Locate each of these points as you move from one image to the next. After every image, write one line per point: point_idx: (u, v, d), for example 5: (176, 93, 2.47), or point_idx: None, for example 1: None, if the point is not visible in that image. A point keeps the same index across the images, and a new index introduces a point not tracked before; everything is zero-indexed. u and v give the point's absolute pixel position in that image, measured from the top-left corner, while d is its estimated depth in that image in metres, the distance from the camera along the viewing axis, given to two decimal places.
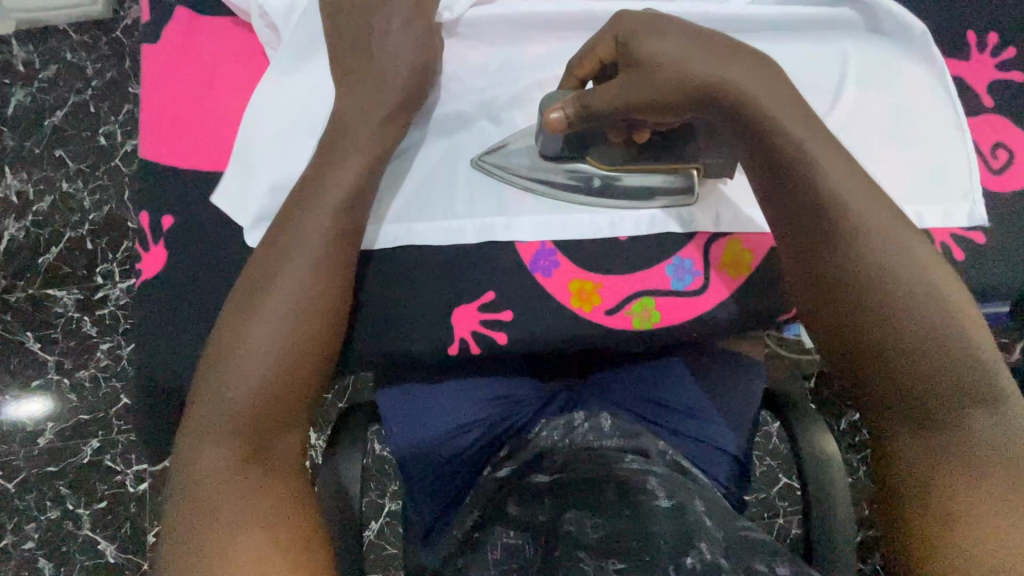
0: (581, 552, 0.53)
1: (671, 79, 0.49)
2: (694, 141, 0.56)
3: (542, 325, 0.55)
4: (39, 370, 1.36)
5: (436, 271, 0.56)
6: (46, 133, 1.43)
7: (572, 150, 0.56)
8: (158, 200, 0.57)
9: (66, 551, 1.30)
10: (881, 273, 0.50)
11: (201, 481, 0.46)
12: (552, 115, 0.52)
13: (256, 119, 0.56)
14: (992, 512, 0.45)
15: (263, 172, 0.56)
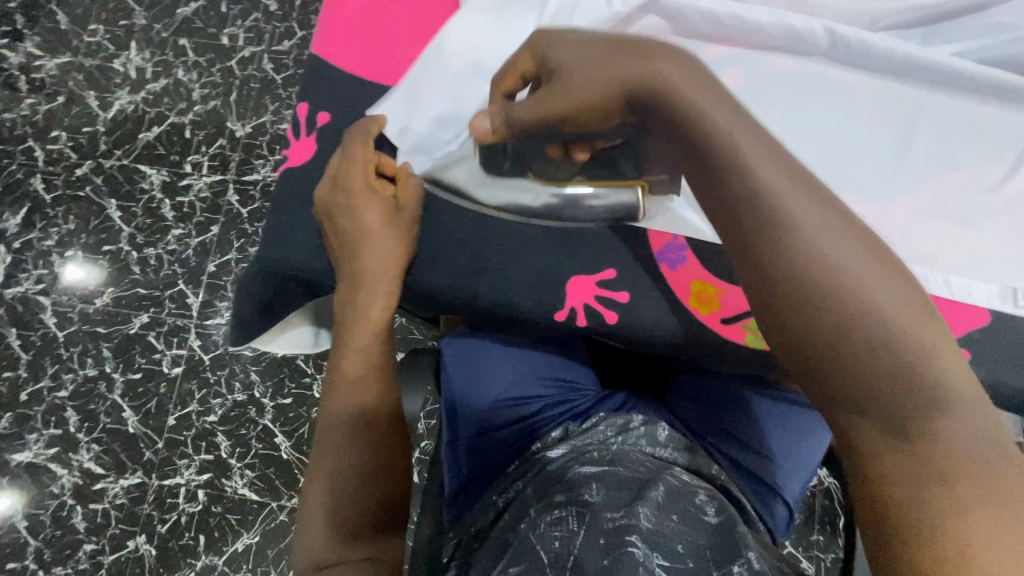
0: (633, 537, 0.51)
1: (595, 96, 0.47)
2: (625, 161, 0.54)
3: (654, 314, 0.54)
4: (112, 237, 1.43)
5: (562, 233, 0.56)
6: (177, 21, 1.49)
7: (512, 164, 0.55)
8: (317, 96, 0.59)
9: (91, 410, 1.36)
10: (847, 289, 0.42)
11: (332, 435, 0.66)
12: (480, 122, 0.52)
13: (441, 51, 0.57)
14: (997, 542, 0.36)
15: (432, 100, 0.58)
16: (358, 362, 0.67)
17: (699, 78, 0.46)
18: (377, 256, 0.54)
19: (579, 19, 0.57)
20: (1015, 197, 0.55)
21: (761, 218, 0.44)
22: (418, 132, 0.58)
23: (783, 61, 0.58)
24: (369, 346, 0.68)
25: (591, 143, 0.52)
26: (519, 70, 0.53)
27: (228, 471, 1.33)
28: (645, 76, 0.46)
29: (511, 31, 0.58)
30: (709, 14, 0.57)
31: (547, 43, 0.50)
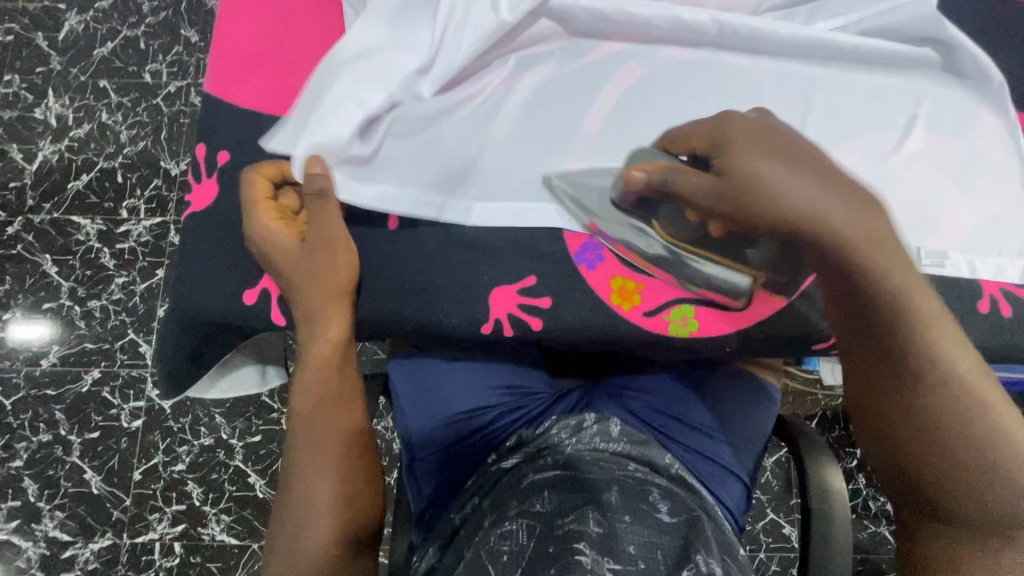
0: (580, 545, 0.52)
1: (758, 206, 0.44)
2: (756, 249, 0.49)
3: (578, 315, 0.54)
4: (52, 294, 1.37)
5: (478, 246, 0.55)
6: (95, 63, 1.44)
7: (639, 210, 0.51)
8: (217, 135, 0.57)
9: (51, 477, 1.30)
10: (913, 360, 0.48)
11: (293, 492, 0.54)
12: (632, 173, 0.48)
13: (337, 67, 0.53)
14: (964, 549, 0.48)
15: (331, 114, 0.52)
16: (309, 394, 0.54)
17: (887, 241, 0.46)
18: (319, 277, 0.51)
19: (472, 27, 0.54)
20: (908, 161, 0.57)
21: (881, 292, 0.47)
22: (311, 143, 0.51)
23: (677, 49, 0.58)
24: (321, 375, 0.53)
25: (727, 228, 0.47)
26: (690, 142, 0.49)
27: (203, 519, 1.29)
28: (790, 205, 0.44)
29: (405, 41, 0.54)
30: (599, 12, 0.56)
31: (732, 135, 0.46)
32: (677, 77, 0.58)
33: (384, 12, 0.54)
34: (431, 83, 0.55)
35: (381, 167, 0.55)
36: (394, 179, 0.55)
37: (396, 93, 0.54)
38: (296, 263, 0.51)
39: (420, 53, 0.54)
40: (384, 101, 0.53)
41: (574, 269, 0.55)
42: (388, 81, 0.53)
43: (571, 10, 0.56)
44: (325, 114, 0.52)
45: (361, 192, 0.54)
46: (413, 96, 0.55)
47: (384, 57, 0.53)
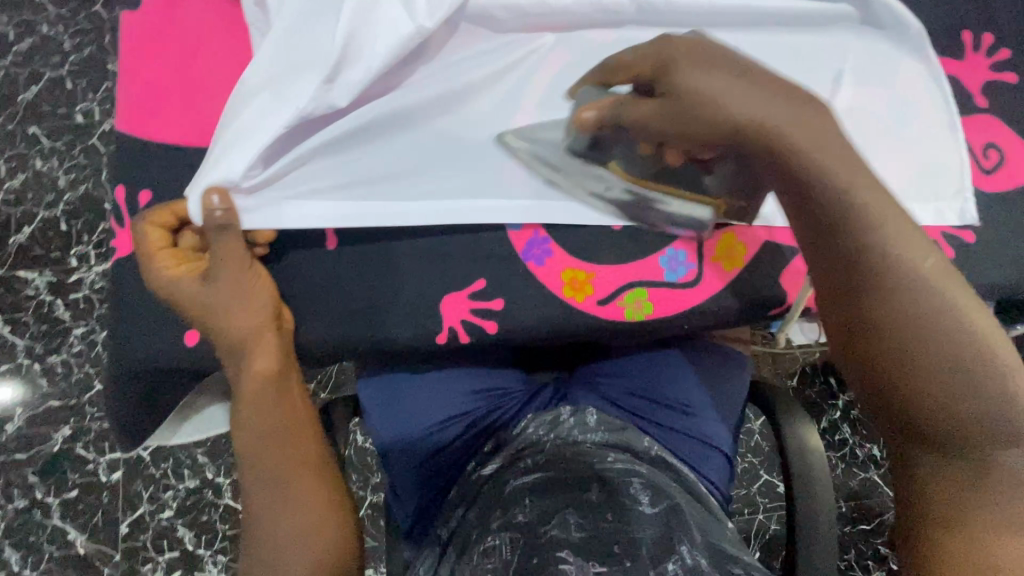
0: (564, 554, 0.52)
1: (698, 125, 0.47)
2: (712, 174, 0.51)
3: (532, 314, 0.53)
4: (8, 355, 1.30)
5: (423, 256, 0.54)
6: (21, 109, 1.36)
7: (591, 152, 0.52)
8: (136, 175, 0.55)
9: (33, 543, 1.26)
10: (882, 286, 0.47)
11: (257, 531, 0.52)
12: (585, 114, 0.50)
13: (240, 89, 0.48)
14: (965, 497, 0.47)
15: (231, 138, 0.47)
16: (255, 432, 0.52)
17: (830, 135, 0.47)
18: (235, 315, 0.48)
19: (384, 33, 0.49)
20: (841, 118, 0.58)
21: (831, 213, 0.48)
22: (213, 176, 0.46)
23: (598, 33, 0.57)
24: (262, 411, 0.51)
25: (688, 150, 0.49)
26: (634, 69, 0.50)
27: (199, 562, 1.26)
28: (699, 123, 0.47)
29: (305, 53, 0.48)
30: (514, 10, 0.54)
31: (670, 52, 0.48)
32: (604, 61, 0.57)
33: (282, 25, 0.49)
34: (342, 95, 0.49)
35: (300, 187, 0.51)
36: (319, 196, 0.51)
37: (303, 106, 0.48)
38: (216, 302, 0.48)
39: (323, 61, 0.48)
40: (288, 119, 0.47)
41: (522, 266, 0.54)
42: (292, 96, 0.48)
43: (488, 11, 0.54)
44: (223, 144, 0.47)
45: (285, 217, 0.50)
46: (324, 108, 0.49)
47: (289, 73, 0.48)
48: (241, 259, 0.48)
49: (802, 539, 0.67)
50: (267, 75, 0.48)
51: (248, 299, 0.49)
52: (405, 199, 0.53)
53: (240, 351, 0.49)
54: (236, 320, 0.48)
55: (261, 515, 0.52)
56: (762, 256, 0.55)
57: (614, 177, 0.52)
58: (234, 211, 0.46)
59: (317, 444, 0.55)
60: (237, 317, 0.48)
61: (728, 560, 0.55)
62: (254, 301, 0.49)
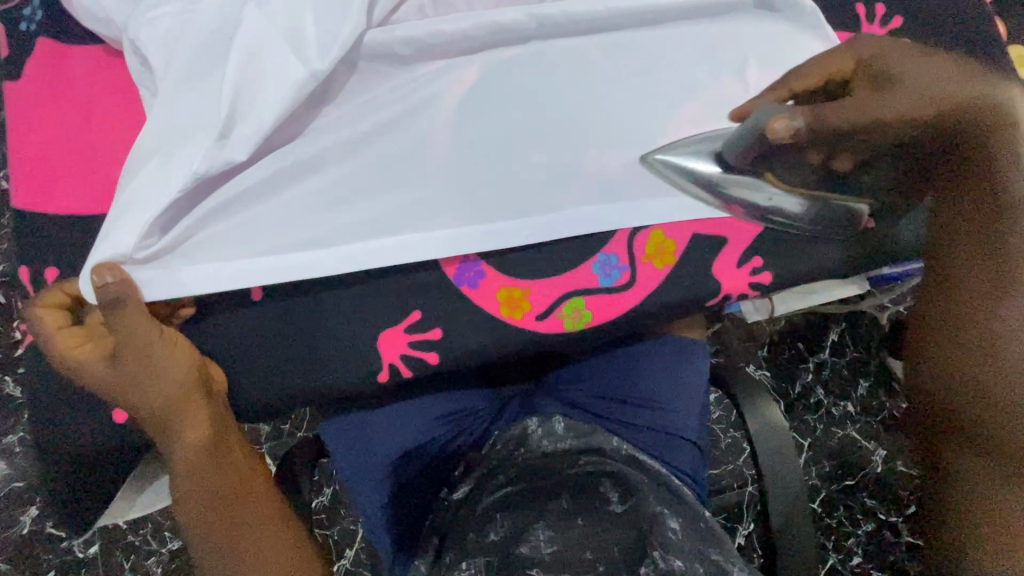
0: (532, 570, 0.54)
1: (881, 111, 0.52)
2: (869, 175, 0.56)
3: (471, 339, 0.53)
4: None
5: (352, 295, 0.53)
6: None
7: (756, 164, 0.53)
8: (40, 253, 0.53)
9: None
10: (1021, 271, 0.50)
11: None
12: (780, 126, 0.48)
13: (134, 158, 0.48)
14: (993, 479, 0.55)
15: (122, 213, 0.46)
16: (194, 501, 0.50)
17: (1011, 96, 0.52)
18: (147, 387, 0.46)
19: (274, 82, 0.49)
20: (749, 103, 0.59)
21: (1011, 187, 0.50)
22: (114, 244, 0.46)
23: (503, 49, 0.57)
24: (199, 478, 0.50)
25: (855, 157, 0.54)
26: (825, 72, 0.55)
27: None
28: (873, 122, 0.52)
29: (195, 111, 0.48)
30: (413, 39, 0.54)
31: (885, 48, 0.54)
32: (512, 75, 0.57)
33: (170, 86, 0.48)
34: (239, 149, 0.48)
35: (210, 246, 0.50)
36: (233, 252, 0.50)
37: (195, 167, 0.47)
38: (129, 379, 0.46)
39: (213, 118, 0.47)
40: (182, 181, 0.47)
41: (456, 292, 0.53)
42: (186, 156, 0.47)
43: (384, 43, 0.53)
44: (119, 212, 0.46)
45: (195, 279, 0.49)
46: (221, 163, 0.48)
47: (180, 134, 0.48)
48: (141, 331, 0.45)
49: (777, 519, 0.67)
50: (159, 138, 0.48)
51: (160, 370, 0.46)
52: (326, 242, 0.51)
53: (163, 423, 0.48)
54: (152, 394, 0.47)
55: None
56: (691, 249, 0.56)
57: (769, 188, 0.55)
58: (130, 282, 0.46)
59: (266, 500, 0.54)
60: (149, 390, 0.46)
61: (705, 553, 0.56)
62: (164, 371, 0.47)
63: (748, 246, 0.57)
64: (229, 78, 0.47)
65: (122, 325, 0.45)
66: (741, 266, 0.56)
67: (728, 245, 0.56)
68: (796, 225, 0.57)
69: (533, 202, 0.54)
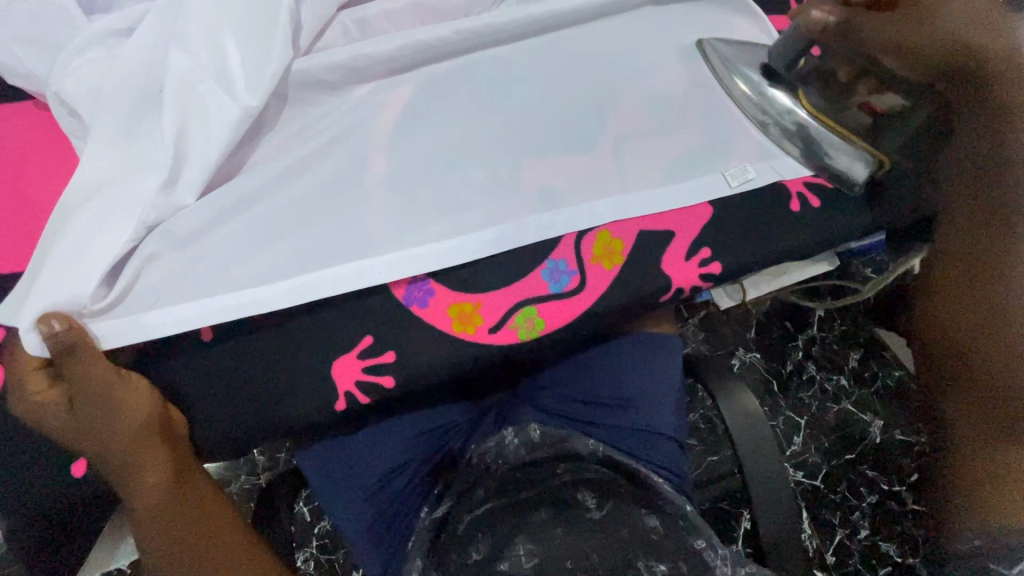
0: None
1: (914, 32, 0.61)
2: (888, 133, 0.59)
3: (424, 360, 0.52)
4: None
5: (302, 327, 0.52)
6: None
7: (789, 74, 0.59)
8: None
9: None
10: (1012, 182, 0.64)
11: None
12: (820, 12, 0.55)
13: (72, 210, 0.47)
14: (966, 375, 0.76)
15: (58, 264, 0.46)
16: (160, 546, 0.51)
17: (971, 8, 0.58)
18: (110, 431, 0.47)
19: (212, 123, 0.49)
20: (686, 94, 0.60)
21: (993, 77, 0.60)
22: (55, 295, 0.45)
23: (431, 66, 0.57)
24: (163, 523, 0.50)
25: (892, 93, 0.57)
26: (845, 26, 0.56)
27: None
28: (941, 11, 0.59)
29: (139, 159, 0.49)
30: (338, 64, 0.54)
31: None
32: (442, 91, 0.57)
33: (108, 131, 0.48)
34: (189, 193, 0.49)
35: (154, 288, 0.49)
36: (185, 297, 0.49)
37: (143, 214, 0.48)
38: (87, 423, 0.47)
39: (161, 163, 0.48)
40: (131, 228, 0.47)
41: (406, 313, 0.53)
42: (132, 202, 0.48)
43: (312, 73, 0.53)
44: (55, 262, 0.46)
45: (139, 326, 0.48)
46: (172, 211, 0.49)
47: (125, 185, 0.48)
48: (99, 375, 0.46)
49: (759, 504, 0.67)
50: (101, 189, 0.48)
51: (116, 416, 0.47)
52: (269, 277, 0.51)
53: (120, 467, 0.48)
54: (115, 437, 0.47)
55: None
56: (639, 247, 0.56)
57: (797, 106, 0.60)
58: (76, 329, 0.45)
59: (234, 538, 0.55)
60: (110, 431, 0.47)
61: (688, 544, 0.56)
62: (122, 415, 0.47)
63: (695, 238, 0.56)
64: (169, 118, 0.48)
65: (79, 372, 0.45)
66: (690, 259, 0.56)
67: (676, 238, 0.56)
68: (826, 161, 0.60)
69: (476, 214, 0.54)
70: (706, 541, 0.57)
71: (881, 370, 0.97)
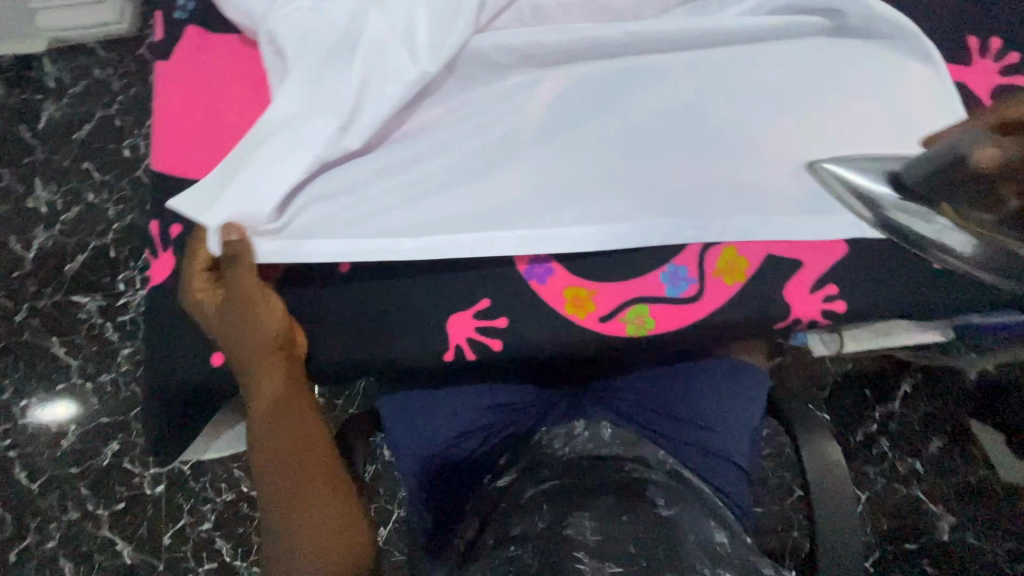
0: (580, 554, 0.51)
1: None
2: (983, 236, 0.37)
3: (534, 333, 0.55)
4: (51, 378, 1.27)
5: (431, 279, 0.56)
6: (75, 146, 1.35)
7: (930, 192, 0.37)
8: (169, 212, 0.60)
9: (60, 565, 1.20)
10: None
11: (276, 549, 0.55)
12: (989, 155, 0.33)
13: (259, 136, 0.53)
14: None
15: (243, 181, 0.51)
16: (271, 448, 0.55)
17: None
18: (248, 339, 0.52)
19: (391, 79, 0.54)
20: (840, 130, 0.59)
21: None
22: (234, 209, 0.50)
23: (594, 62, 0.59)
24: (279, 430, 0.55)
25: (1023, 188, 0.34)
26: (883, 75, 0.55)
27: (234, 570, 1.20)
28: None
29: (319, 98, 0.53)
30: (510, 47, 0.57)
31: None
32: (599, 87, 0.59)
33: (303, 72, 0.54)
34: (353, 138, 0.53)
35: (309, 216, 0.54)
36: (334, 233, 0.54)
37: (319, 152, 0.52)
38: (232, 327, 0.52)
39: (338, 109, 0.53)
40: (306, 162, 0.52)
41: (525, 286, 0.55)
42: (308, 138, 0.52)
43: (485, 51, 0.57)
44: (241, 182, 0.51)
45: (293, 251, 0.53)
46: (339, 153, 0.53)
47: (303, 120, 0.53)
48: (253, 286, 0.51)
49: (825, 556, 0.65)
50: (287, 123, 0.53)
51: (257, 326, 0.51)
52: (411, 231, 0.54)
53: (250, 368, 0.53)
54: (252, 344, 0.52)
55: (280, 533, 0.55)
56: (764, 270, 0.55)
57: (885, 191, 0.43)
58: (247, 242, 0.51)
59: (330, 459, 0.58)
60: (248, 340, 0.51)
61: (749, 563, 0.56)
62: (258, 327, 0.51)
63: (822, 273, 0.56)
64: (358, 73, 0.53)
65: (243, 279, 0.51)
66: (814, 292, 0.55)
67: (802, 270, 0.56)
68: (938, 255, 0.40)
69: (607, 209, 0.56)
70: (768, 565, 0.57)
71: (962, 466, 0.96)
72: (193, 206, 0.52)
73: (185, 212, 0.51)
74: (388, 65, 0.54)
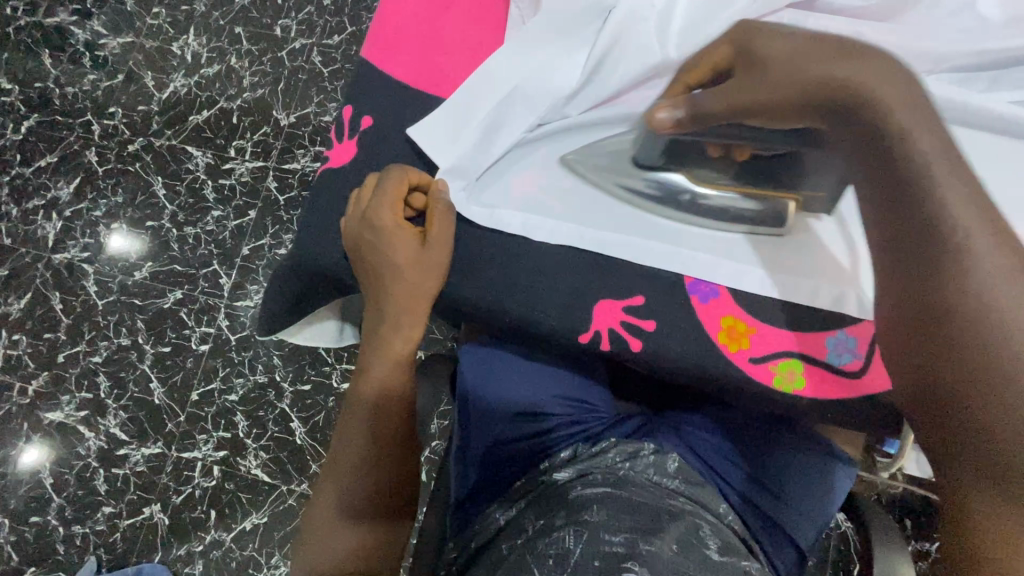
0: (631, 563, 0.46)
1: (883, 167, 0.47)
2: None
3: (676, 348, 0.57)
4: (144, 212, 1.32)
5: (591, 258, 0.59)
6: (236, 8, 1.37)
7: None
8: (370, 111, 0.64)
9: (96, 383, 1.26)
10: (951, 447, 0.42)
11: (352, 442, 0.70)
12: (659, 112, 0.55)
13: (497, 80, 0.60)
14: None
15: (473, 127, 0.60)
16: (384, 368, 0.68)
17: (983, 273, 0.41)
18: (419, 281, 0.60)
19: (636, 59, 0.58)
20: None
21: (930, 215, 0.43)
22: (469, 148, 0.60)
23: None
24: (394, 366, 0.68)
25: None
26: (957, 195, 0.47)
27: (243, 449, 1.22)
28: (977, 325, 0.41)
29: (562, 62, 0.59)
30: None
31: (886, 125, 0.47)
32: None
33: (556, 31, 0.59)
34: (577, 109, 0.60)
35: (512, 177, 0.61)
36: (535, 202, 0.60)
37: (543, 116, 0.60)
38: (417, 261, 0.60)
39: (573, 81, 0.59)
40: (531, 123, 0.60)
41: (685, 299, 0.58)
42: (540, 100, 0.59)
43: None
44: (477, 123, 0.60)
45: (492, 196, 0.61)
46: (559, 119, 0.60)
47: (540, 77, 0.59)
48: (443, 240, 0.59)
49: None
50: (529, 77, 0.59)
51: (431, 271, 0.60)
52: (593, 221, 0.59)
53: (405, 302, 0.62)
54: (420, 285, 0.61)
55: (340, 453, 0.70)
56: None
57: None
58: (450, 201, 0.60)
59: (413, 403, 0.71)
60: (419, 279, 0.60)
61: None
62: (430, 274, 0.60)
63: None
64: (604, 45, 0.57)
65: (437, 227, 0.59)
66: None
67: None
68: None
69: (768, 222, 0.56)
70: None
71: None
72: (426, 137, 0.62)
73: (419, 145, 0.62)
74: (627, 49, 0.58)
